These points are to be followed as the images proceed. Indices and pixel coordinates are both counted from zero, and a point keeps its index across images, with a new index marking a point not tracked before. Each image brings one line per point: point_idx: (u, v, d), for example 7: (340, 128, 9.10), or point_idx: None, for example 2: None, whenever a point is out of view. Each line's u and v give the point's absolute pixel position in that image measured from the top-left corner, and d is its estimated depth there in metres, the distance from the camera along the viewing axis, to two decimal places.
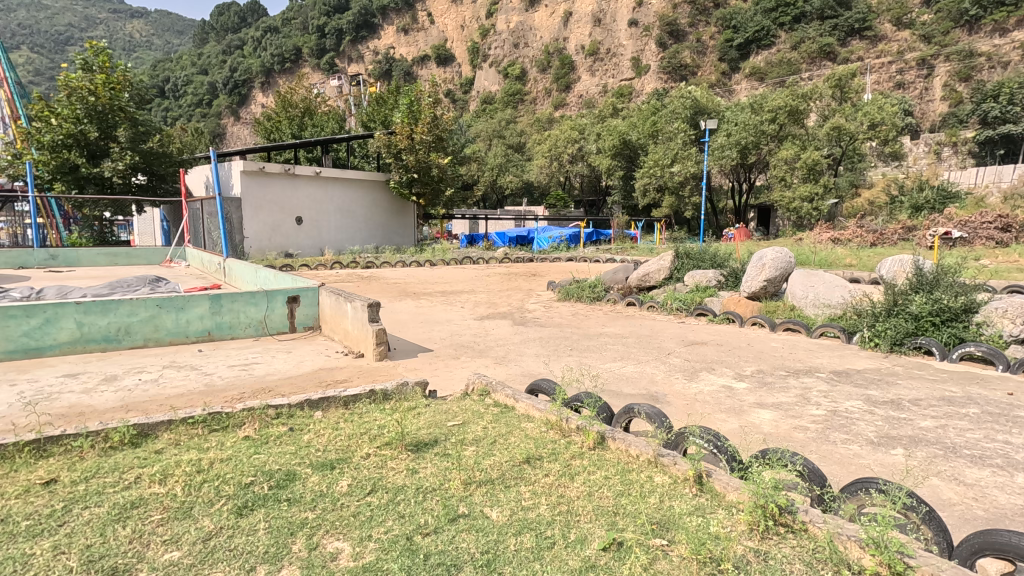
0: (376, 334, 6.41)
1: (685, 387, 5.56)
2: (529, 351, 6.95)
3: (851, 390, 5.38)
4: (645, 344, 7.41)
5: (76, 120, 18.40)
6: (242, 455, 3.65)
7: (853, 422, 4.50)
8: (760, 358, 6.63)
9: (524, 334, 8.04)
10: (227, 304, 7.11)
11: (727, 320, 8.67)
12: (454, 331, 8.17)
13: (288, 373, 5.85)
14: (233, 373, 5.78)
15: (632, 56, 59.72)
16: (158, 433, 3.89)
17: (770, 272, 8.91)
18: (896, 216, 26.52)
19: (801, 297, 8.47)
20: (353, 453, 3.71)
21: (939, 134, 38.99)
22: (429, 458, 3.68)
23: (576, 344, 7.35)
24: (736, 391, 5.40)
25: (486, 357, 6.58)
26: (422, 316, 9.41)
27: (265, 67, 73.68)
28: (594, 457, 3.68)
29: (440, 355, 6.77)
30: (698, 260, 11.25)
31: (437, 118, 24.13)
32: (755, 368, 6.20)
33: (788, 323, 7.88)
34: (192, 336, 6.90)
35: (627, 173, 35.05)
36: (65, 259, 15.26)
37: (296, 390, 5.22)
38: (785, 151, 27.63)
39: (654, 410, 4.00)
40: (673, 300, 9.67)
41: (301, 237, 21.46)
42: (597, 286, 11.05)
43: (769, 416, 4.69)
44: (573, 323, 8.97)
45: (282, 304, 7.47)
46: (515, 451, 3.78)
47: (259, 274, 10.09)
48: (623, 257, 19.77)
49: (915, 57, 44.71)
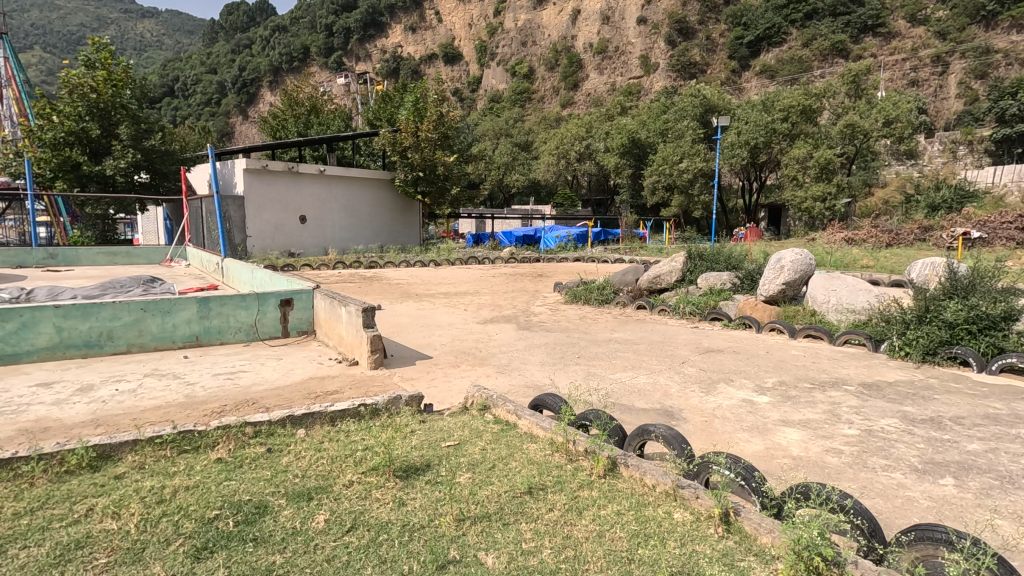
0: (371, 341, 6.02)
1: (702, 401, 5.13)
2: (534, 358, 6.55)
3: (883, 405, 4.94)
4: (657, 352, 6.99)
5: (78, 117, 18.22)
6: (211, 482, 3.27)
7: (892, 445, 4.06)
8: (782, 368, 6.17)
9: (529, 340, 7.63)
10: (216, 307, 6.73)
11: (744, 326, 8.28)
12: (455, 337, 7.76)
13: (276, 383, 5.47)
14: (217, 383, 5.41)
15: (641, 54, 59.21)
16: (122, 454, 3.53)
17: (788, 275, 8.40)
18: (911, 216, 25.85)
19: (822, 301, 8.02)
20: (335, 481, 3.32)
21: (954, 133, 38.19)
22: (419, 486, 3.27)
23: (584, 351, 6.95)
24: (759, 407, 4.95)
25: (487, 366, 6.18)
26: (424, 319, 9.03)
27: (274, 66, 73.62)
28: (604, 486, 3.28)
29: (439, 362, 6.38)
30: (712, 261, 10.79)
31: (443, 116, 23.83)
32: (777, 379, 5.76)
33: (809, 330, 7.46)
34: (179, 341, 6.56)
35: (636, 172, 34.51)
36: (64, 258, 15.03)
37: (281, 402, 4.86)
38: (797, 150, 27.07)
39: (672, 432, 3.58)
40: (685, 303, 9.25)
41: (304, 236, 21.17)
42: (606, 288, 10.67)
43: (796, 436, 4.27)
44: (581, 327, 8.54)
45: (274, 307, 7.12)
46: (516, 479, 3.37)
47: (255, 275, 9.75)
48: (632, 258, 19.35)
49: (929, 54, 43.87)
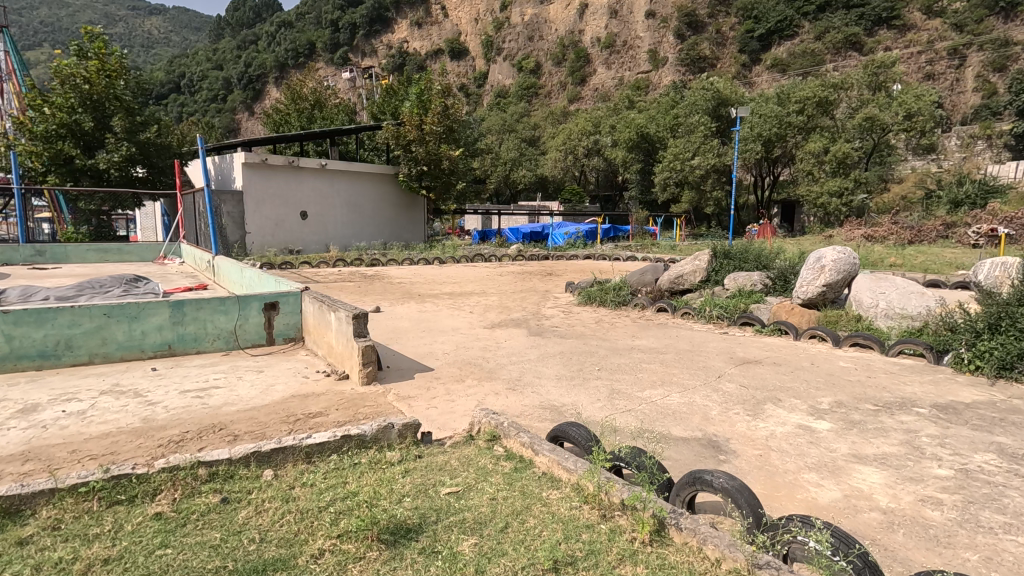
0: (363, 352, 5.23)
1: (750, 427, 4.33)
2: (549, 371, 5.80)
3: (971, 435, 4.13)
4: (688, 363, 6.19)
5: (71, 109, 17.65)
6: (139, 551, 2.51)
7: (1002, 493, 3.26)
8: (835, 385, 5.35)
9: (542, 348, 6.85)
10: (191, 312, 5.98)
11: (778, 332, 7.47)
12: (459, 344, 6.99)
13: (251, 402, 4.72)
14: (183, 402, 4.66)
15: (650, 48, 58.12)
16: (34, 508, 2.78)
17: (830, 275, 7.54)
18: (933, 212, 24.83)
19: (869, 304, 7.18)
20: (301, 550, 2.56)
21: (971, 127, 37.03)
22: (410, 560, 2.48)
23: (605, 362, 6.19)
24: (821, 436, 4.15)
25: (496, 381, 5.41)
26: (426, 324, 8.27)
27: (280, 62, 72.94)
28: (651, 559, 2.49)
29: (441, 376, 5.60)
30: (739, 261, 9.92)
31: (448, 108, 23.01)
32: (833, 399, 4.95)
33: (856, 337, 6.65)
34: (148, 350, 5.82)
35: (645, 166, 33.59)
36: (53, 255, 14.36)
37: (254, 432, 4.12)
38: (812, 144, 26.14)
39: (735, 483, 2.79)
40: (711, 306, 8.43)
41: (305, 233, 20.49)
42: (623, 289, 9.86)
43: (876, 477, 3.49)
44: (598, 333, 7.74)
45: (258, 311, 6.35)
46: (535, 548, 2.59)
47: (244, 274, 9.00)
48: (644, 257, 18.52)
49: (946, 46, 42.64)
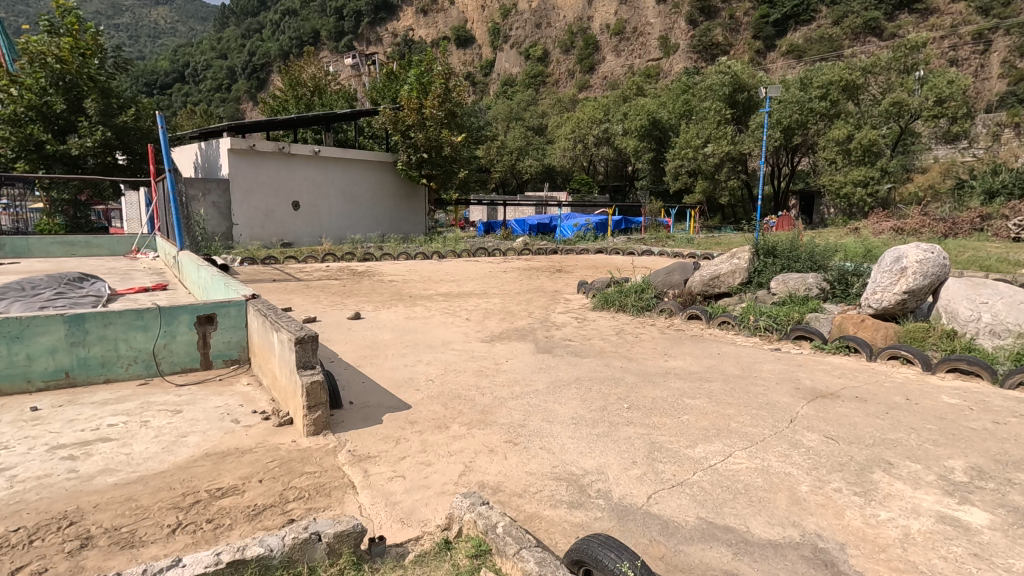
0: (308, 391, 3.80)
1: (866, 520, 2.89)
2: (564, 411, 4.37)
3: None
4: (744, 397, 4.73)
5: (42, 90, 16.19)
6: None
7: None
8: (958, 438, 3.89)
9: (553, 371, 5.42)
10: (97, 330, 4.58)
11: (845, 350, 6.01)
12: (449, 366, 5.58)
13: (142, 469, 3.32)
14: (43, 469, 3.26)
15: (661, 35, 56.03)
16: None
17: (913, 281, 6.03)
18: (964, 203, 22.35)
19: (968, 318, 5.70)
20: None
21: (998, 115, 35.03)
22: None
23: (633, 396, 4.72)
24: (985, 542, 2.69)
25: (496, 430, 3.98)
26: (412, 335, 6.86)
27: (284, 51, 70.61)
28: None
29: (418, 420, 4.17)
30: (786, 260, 8.43)
31: (450, 91, 21.48)
32: (965, 463, 3.50)
33: (955, 361, 5.19)
34: (37, 381, 4.45)
35: (658, 156, 31.92)
36: (13, 249, 13.01)
37: (118, 531, 2.70)
38: (836, 130, 24.41)
39: None
40: (756, 315, 6.97)
41: (297, 223, 19.11)
42: (647, 292, 8.43)
43: None
44: (620, 349, 6.31)
45: (188, 327, 4.95)
46: None
47: (200, 273, 7.59)
48: (661, 253, 17.11)
49: (970, 31, 40.46)
